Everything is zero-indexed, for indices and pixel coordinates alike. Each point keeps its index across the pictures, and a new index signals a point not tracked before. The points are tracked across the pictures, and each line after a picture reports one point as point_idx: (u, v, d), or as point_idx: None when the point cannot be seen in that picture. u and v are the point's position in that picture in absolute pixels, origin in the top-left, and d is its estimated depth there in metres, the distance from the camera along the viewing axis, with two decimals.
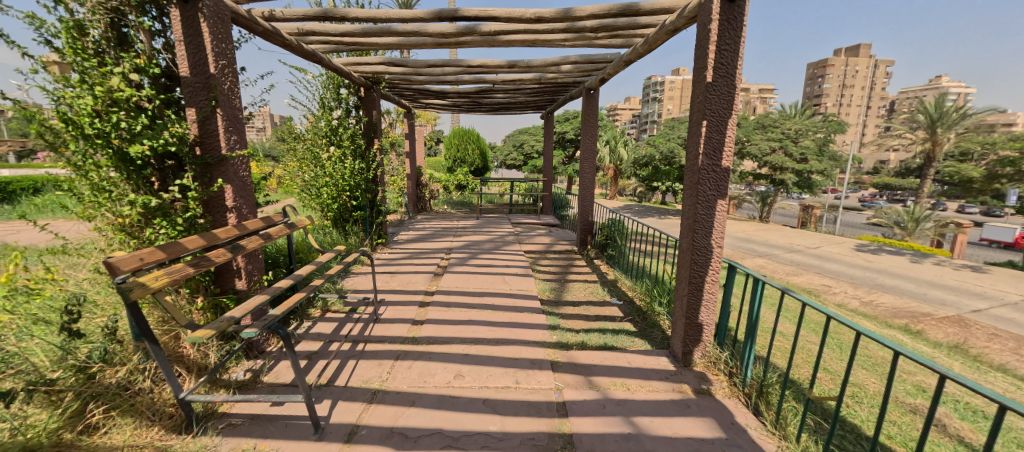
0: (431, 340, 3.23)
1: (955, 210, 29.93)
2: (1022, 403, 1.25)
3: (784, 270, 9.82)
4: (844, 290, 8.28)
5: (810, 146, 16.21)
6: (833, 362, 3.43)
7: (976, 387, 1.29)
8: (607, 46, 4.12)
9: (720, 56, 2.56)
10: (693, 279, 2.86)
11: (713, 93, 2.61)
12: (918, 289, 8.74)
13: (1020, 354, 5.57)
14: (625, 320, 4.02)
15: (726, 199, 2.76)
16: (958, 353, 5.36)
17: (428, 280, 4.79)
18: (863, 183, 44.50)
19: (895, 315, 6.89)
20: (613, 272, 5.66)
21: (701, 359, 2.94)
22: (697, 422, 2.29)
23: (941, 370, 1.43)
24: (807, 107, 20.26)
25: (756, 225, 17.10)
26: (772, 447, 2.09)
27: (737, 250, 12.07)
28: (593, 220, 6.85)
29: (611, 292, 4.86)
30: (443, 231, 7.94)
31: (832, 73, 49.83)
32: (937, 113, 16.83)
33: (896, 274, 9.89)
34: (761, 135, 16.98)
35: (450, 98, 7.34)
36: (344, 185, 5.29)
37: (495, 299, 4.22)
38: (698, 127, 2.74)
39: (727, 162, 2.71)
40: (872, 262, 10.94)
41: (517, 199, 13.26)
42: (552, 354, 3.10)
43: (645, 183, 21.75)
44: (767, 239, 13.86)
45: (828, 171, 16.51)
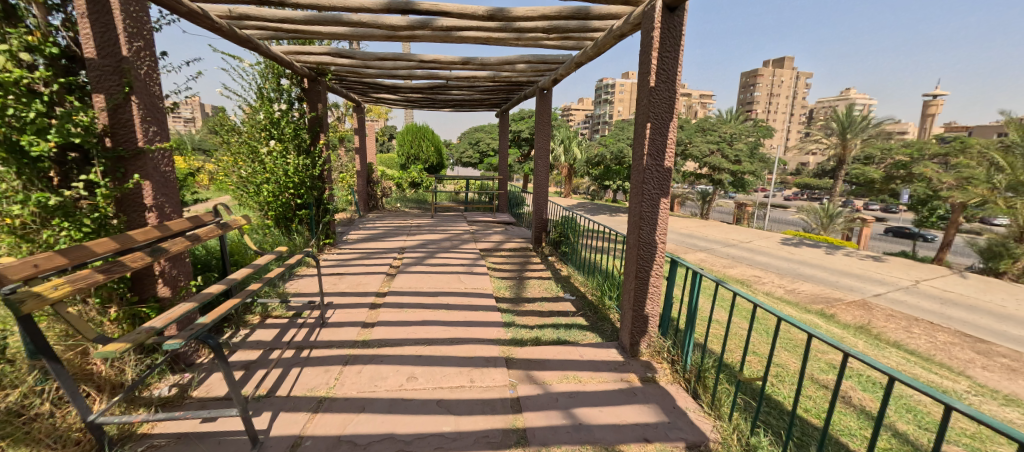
0: (382, 343, 3.12)
1: (861, 208, 33.98)
2: (907, 374, 1.45)
3: (721, 263, 10.58)
4: (771, 280, 9.12)
5: (743, 149, 17.58)
6: (760, 345, 3.78)
7: (873, 362, 1.49)
8: (559, 47, 4.19)
9: (661, 62, 2.71)
10: (640, 274, 3.01)
11: (656, 97, 2.75)
12: (831, 277, 9.84)
13: (911, 332, 6.44)
14: (577, 314, 4.15)
15: (669, 197, 2.93)
16: (862, 333, 6.11)
17: (380, 280, 4.63)
18: (787, 183, 49.17)
19: (813, 302, 7.70)
20: (566, 268, 5.81)
21: (647, 349, 3.10)
22: (643, 408, 2.41)
23: (845, 349, 1.63)
24: (740, 112, 21.97)
25: (697, 221, 18.30)
26: (708, 428, 2.26)
27: (680, 245, 12.86)
28: (546, 218, 6.96)
29: (564, 288, 4.99)
30: (396, 230, 7.69)
31: (761, 83, 54.54)
32: (847, 121, 18.80)
33: (814, 264, 11.05)
34: (701, 137, 18.15)
35: (403, 93, 7.12)
36: (286, 182, 4.97)
37: (450, 297, 4.19)
38: (642, 129, 2.87)
39: (669, 163, 2.87)
40: (794, 254, 12.14)
41: (473, 197, 13.15)
42: (507, 351, 3.13)
43: (597, 182, 22.49)
44: (707, 234, 14.87)
45: (759, 172, 18.01)
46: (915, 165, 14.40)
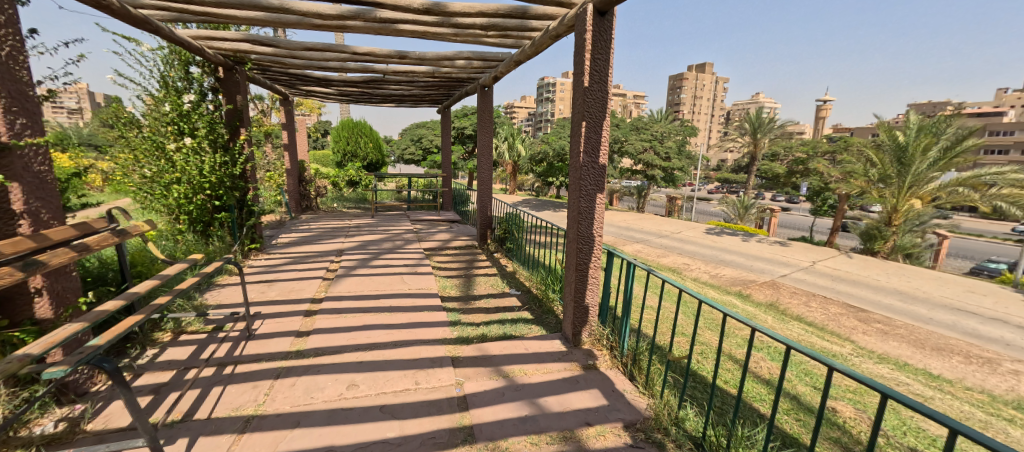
0: (319, 352, 2.94)
1: (770, 199, 38.31)
2: (800, 344, 1.70)
3: (656, 253, 11.36)
4: (698, 267, 9.99)
5: (672, 147, 18.95)
6: (686, 326, 4.14)
7: (775, 335, 1.71)
8: (498, 45, 4.21)
9: (594, 63, 2.83)
10: (580, 266, 3.13)
11: (590, 97, 2.87)
12: (747, 261, 11.02)
13: (809, 307, 7.42)
14: (523, 309, 4.24)
15: (604, 193, 3.09)
16: (772, 310, 6.92)
17: (315, 285, 4.35)
18: (710, 178, 53.96)
19: (733, 284, 8.55)
20: (511, 264, 5.87)
21: (588, 338, 3.25)
22: (585, 394, 2.54)
23: (754, 326, 1.84)
24: (669, 112, 23.66)
25: (634, 215, 19.45)
26: (643, 406, 2.42)
27: (619, 237, 13.59)
28: (491, 215, 6.98)
29: (510, 284, 5.06)
30: (332, 232, 7.26)
31: (686, 86, 59.19)
32: (757, 122, 21.00)
33: (733, 251, 12.28)
34: (635, 136, 19.26)
35: (336, 86, 6.72)
36: (200, 183, 4.46)
37: (393, 299, 4.06)
38: (578, 127, 2.99)
39: (604, 160, 3.03)
40: (717, 242, 13.39)
41: (416, 195, 12.80)
42: (453, 350, 3.10)
43: (541, 179, 22.97)
44: (642, 227, 15.85)
45: (686, 168, 19.50)
46: (810, 162, 16.54)
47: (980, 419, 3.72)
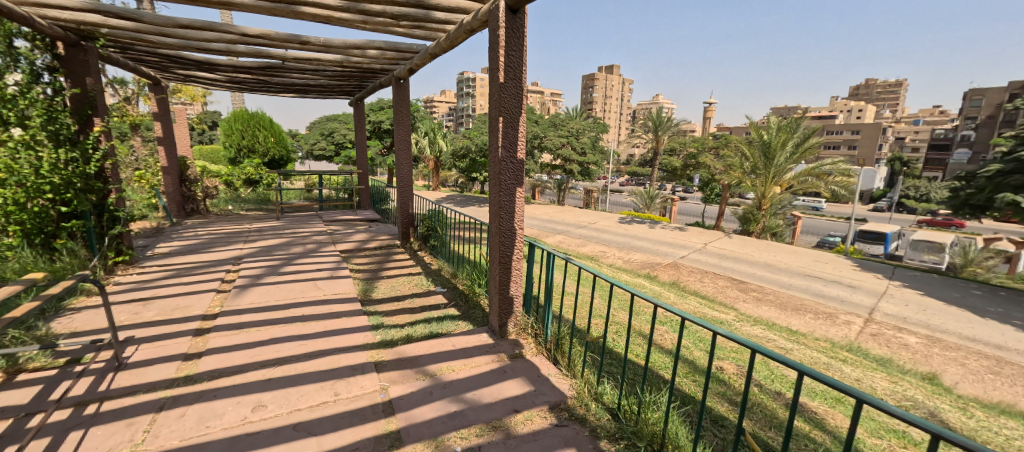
0: (216, 374, 2.59)
1: (671, 190, 42.82)
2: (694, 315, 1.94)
3: (576, 243, 12.00)
4: (613, 254, 10.81)
5: (587, 143, 20.13)
6: (602, 308, 4.47)
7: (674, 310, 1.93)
8: (410, 36, 4.06)
9: (508, 59, 2.88)
10: (503, 259, 3.19)
11: (505, 93, 2.92)
12: (653, 246, 12.22)
13: (703, 283, 8.50)
14: (449, 306, 4.19)
15: (523, 187, 3.17)
16: (674, 288, 7.79)
17: (207, 300, 3.80)
18: (620, 172, 58.45)
19: (642, 268, 9.42)
20: (436, 262, 5.75)
21: (513, 329, 3.34)
22: (512, 382, 2.61)
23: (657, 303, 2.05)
24: (583, 110, 25.07)
25: (554, 208, 20.31)
26: (566, 387, 2.57)
27: (542, 229, 14.11)
28: (412, 212, 6.75)
29: (435, 282, 4.96)
30: (226, 238, 6.37)
31: (597, 86, 63.19)
32: (658, 121, 23.25)
33: (642, 237, 13.52)
34: (553, 132, 20.06)
35: (223, 71, 5.89)
36: (37, 185, 3.59)
37: (305, 307, 3.73)
38: (495, 123, 3.02)
39: (522, 154, 3.10)
40: (628, 230, 14.61)
41: (329, 194, 11.83)
42: (375, 355, 2.96)
43: (464, 174, 22.79)
44: (563, 219, 16.62)
45: (600, 163, 20.85)
46: (701, 156, 18.84)
47: (825, 363, 4.62)
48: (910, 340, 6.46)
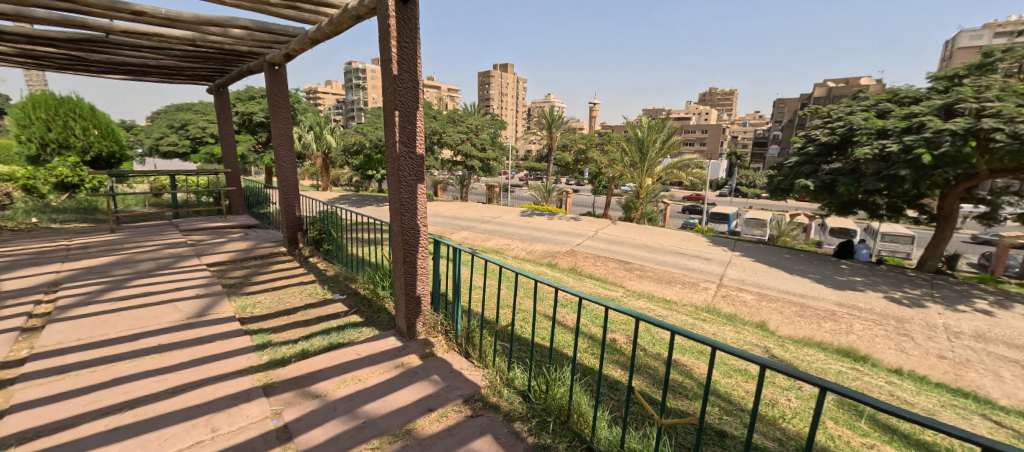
0: (32, 434, 2.01)
1: (565, 183, 45.94)
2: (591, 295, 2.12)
3: (481, 238, 12.14)
4: (517, 246, 11.24)
5: (486, 139, 20.40)
6: (509, 297, 4.65)
7: (574, 292, 2.08)
8: (285, 17, 3.64)
9: (401, 51, 2.77)
10: (407, 258, 3.10)
11: (400, 86, 2.81)
12: (553, 236, 13.02)
13: (597, 266, 9.37)
14: (350, 313, 3.91)
15: (424, 183, 3.11)
16: (573, 273, 8.45)
17: (8, 343, 2.89)
18: (519, 167, 60.68)
19: (544, 257, 9.99)
20: (332, 267, 5.28)
21: (423, 328, 3.27)
22: (425, 383, 2.57)
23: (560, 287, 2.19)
24: (481, 107, 25.35)
25: (458, 204, 20.20)
26: (479, 378, 2.63)
27: (446, 226, 13.92)
28: (300, 215, 6.08)
29: (332, 288, 4.57)
30: (34, 258, 4.91)
31: (493, 83, 64.39)
32: (551, 119, 24.69)
33: (543, 228, 14.31)
34: (453, 128, 19.82)
35: (12, 42, 4.49)
36: None
37: (162, 335, 3.10)
38: (391, 117, 2.89)
39: (421, 150, 3.03)
40: (529, 222, 15.30)
41: (189, 198, 9.92)
42: (264, 378, 2.62)
43: (359, 172, 21.21)
44: (467, 215, 16.63)
45: (500, 159, 21.33)
46: (589, 152, 20.60)
47: (693, 324, 5.51)
48: (749, 298, 8.07)
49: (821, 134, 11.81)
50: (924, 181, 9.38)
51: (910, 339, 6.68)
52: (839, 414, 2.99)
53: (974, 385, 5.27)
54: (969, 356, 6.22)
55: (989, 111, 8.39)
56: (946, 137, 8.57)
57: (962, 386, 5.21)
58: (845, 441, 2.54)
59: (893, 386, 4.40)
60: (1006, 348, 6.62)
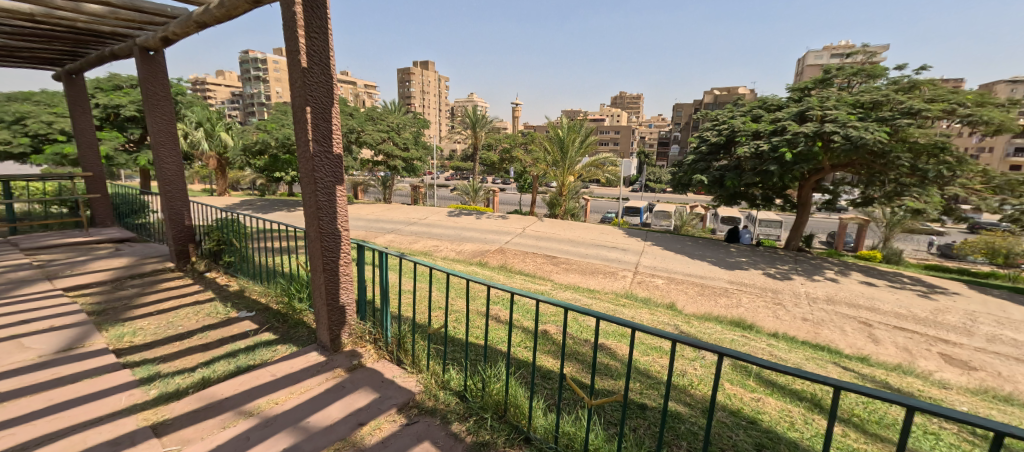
0: None
1: (492, 182, 46.25)
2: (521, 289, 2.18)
3: (407, 241, 11.71)
4: (445, 247, 11.08)
5: (409, 138, 19.70)
6: (441, 300, 4.57)
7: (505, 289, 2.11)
8: None
9: (310, 42, 2.57)
10: (327, 266, 2.89)
11: (310, 79, 2.60)
12: (482, 235, 13.07)
13: (526, 263, 9.62)
14: (261, 330, 3.53)
15: (344, 184, 2.92)
16: (503, 271, 8.58)
17: None
18: (444, 167, 59.57)
19: (473, 257, 9.99)
20: (237, 281, 4.70)
21: (349, 339, 3.08)
22: (354, 397, 2.42)
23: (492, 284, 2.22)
24: (402, 105, 24.43)
25: (381, 206, 19.23)
26: (413, 385, 2.56)
27: (369, 230, 13.18)
28: (191, 224, 5.29)
29: (238, 305, 4.07)
30: None
31: (413, 80, 62.40)
32: (475, 118, 24.70)
33: (471, 228, 14.27)
34: (372, 126, 18.74)
35: None
36: None
37: (3, 382, 2.49)
38: (301, 113, 2.66)
39: (338, 149, 2.83)
40: (457, 223, 15.15)
41: (34, 209, 8.05)
42: (157, 414, 2.26)
43: (263, 174, 19.08)
44: (391, 217, 15.90)
45: (424, 158, 20.76)
46: (514, 151, 21.03)
47: (614, 309, 5.96)
48: (660, 283, 8.95)
49: (711, 135, 13.50)
50: (788, 175, 11.27)
51: (784, 307, 7.98)
52: (734, 375, 3.47)
53: (827, 340, 6.48)
54: (824, 317, 7.62)
55: (829, 117, 10.41)
56: (801, 138, 10.42)
57: (820, 342, 6.38)
58: (739, 398, 2.96)
59: (773, 347, 5.22)
60: (848, 308, 8.25)
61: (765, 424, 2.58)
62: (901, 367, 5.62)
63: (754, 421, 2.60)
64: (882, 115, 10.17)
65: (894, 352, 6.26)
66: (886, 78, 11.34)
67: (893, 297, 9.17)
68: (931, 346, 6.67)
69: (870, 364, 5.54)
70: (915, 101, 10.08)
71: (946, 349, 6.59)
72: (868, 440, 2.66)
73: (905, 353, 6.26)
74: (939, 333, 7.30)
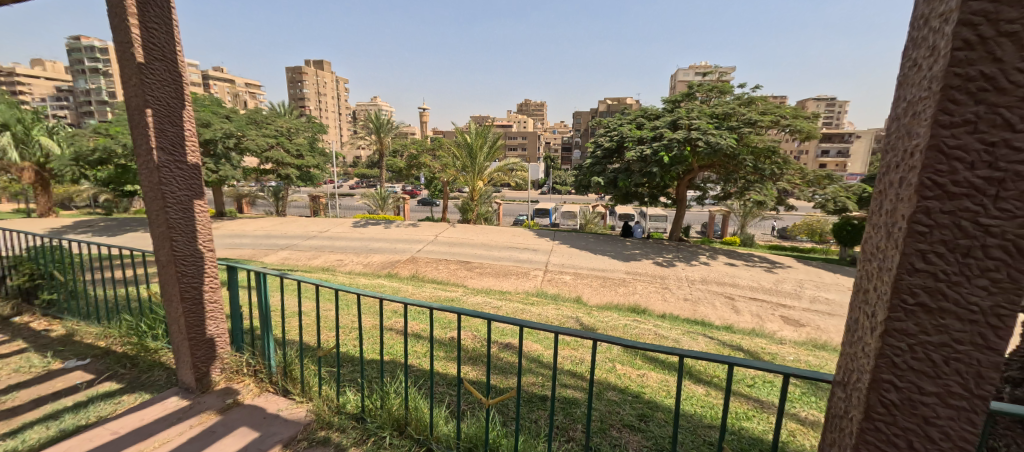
0: None
1: (401, 190, 44.35)
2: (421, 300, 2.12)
3: (305, 257, 10.60)
4: (351, 260, 10.32)
5: (303, 144, 17.85)
6: (341, 318, 4.23)
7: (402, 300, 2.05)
8: None
9: (147, 34, 2.18)
10: (186, 294, 2.46)
11: (149, 76, 2.20)
12: (391, 245, 12.47)
13: (440, 270, 9.45)
14: (100, 380, 2.87)
15: (204, 198, 2.53)
16: (415, 280, 8.31)
17: None
18: (347, 175, 55.41)
19: (383, 268, 9.49)
20: (62, 324, 3.74)
21: (220, 376, 2.68)
22: (228, 439, 2.12)
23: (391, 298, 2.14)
24: (293, 108, 22.21)
25: (272, 219, 17.11)
26: (302, 415, 2.34)
27: (257, 247, 11.63)
28: None
29: (64, 353, 3.25)
30: None
31: (307, 81, 57.12)
32: (378, 124, 23.53)
33: (379, 238, 13.51)
34: (256, 130, 16.57)
35: None
36: None
37: None
38: (139, 116, 2.24)
39: (192, 157, 2.45)
40: (364, 233, 14.22)
41: None
42: None
43: (109, 187, 15.60)
44: (286, 231, 14.27)
45: (322, 165, 19.02)
46: (421, 157, 20.50)
47: (525, 308, 6.19)
48: (567, 279, 9.54)
49: (603, 141, 14.86)
50: (667, 175, 12.94)
51: (669, 290, 9.13)
52: (624, 356, 3.86)
53: (702, 315, 7.60)
54: (699, 295, 8.93)
55: (694, 126, 12.26)
56: (674, 143, 12.09)
57: (697, 317, 7.45)
58: (627, 377, 3.31)
59: (661, 328, 5.93)
60: (717, 286, 9.77)
61: (647, 396, 2.93)
62: (754, 331, 6.87)
63: (637, 394, 2.93)
64: (731, 125, 12.34)
65: (749, 319, 7.60)
66: (732, 94, 13.75)
67: (747, 274, 11.11)
68: (774, 310, 8.25)
69: (732, 332, 6.65)
70: (753, 113, 12.50)
71: (784, 312, 8.22)
72: (724, 396, 3.19)
73: (757, 319, 7.65)
74: (780, 300, 9.07)
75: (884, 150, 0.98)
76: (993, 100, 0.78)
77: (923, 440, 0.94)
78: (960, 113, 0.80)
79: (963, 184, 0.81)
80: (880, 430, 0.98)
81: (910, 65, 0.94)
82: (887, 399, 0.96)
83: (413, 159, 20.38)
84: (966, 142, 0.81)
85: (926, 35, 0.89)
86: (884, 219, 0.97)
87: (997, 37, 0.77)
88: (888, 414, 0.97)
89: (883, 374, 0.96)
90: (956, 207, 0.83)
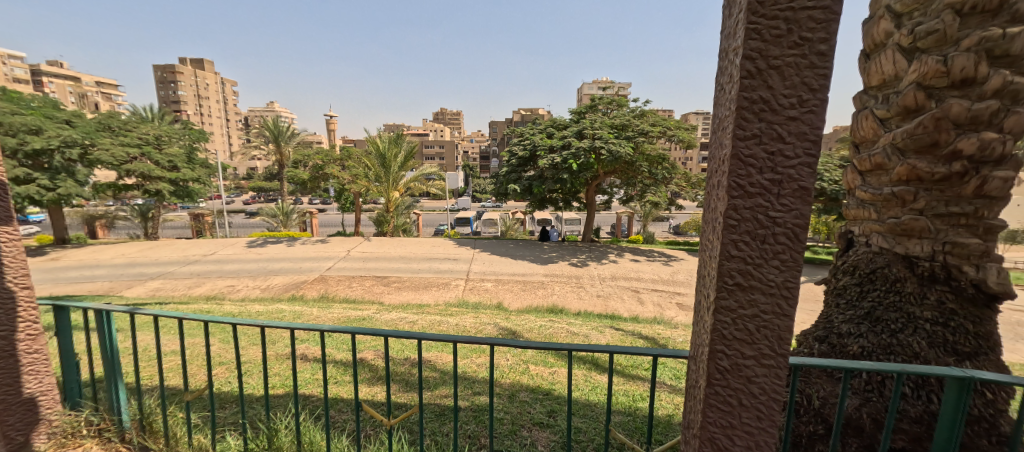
0: None
1: (307, 203, 40.58)
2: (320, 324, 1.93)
3: (184, 286, 9.04)
4: (245, 285, 9.09)
5: (177, 154, 15.23)
6: (224, 353, 3.71)
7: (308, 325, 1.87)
8: None
9: None
10: None
11: None
12: (296, 265, 11.29)
13: (354, 289, 8.80)
14: None
15: (15, 224, 2.02)
16: (325, 302, 7.63)
17: None
18: (240, 188, 48.84)
19: (285, 291, 8.55)
20: None
21: (48, 442, 2.15)
22: None
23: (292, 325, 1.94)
24: (165, 113, 19.03)
25: (138, 244, 14.31)
26: None
27: (119, 279, 9.62)
28: None
29: None
30: None
31: (182, 81, 49.40)
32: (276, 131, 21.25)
33: (280, 258, 12.14)
34: (110, 138, 13.73)
35: None
36: None
37: None
38: None
39: None
40: (261, 254, 12.67)
41: None
42: None
43: None
44: (158, 257, 12.05)
45: (204, 179, 16.52)
46: (327, 168, 18.97)
47: (443, 320, 6.06)
48: (488, 286, 9.61)
49: (517, 150, 15.32)
50: (576, 181, 13.80)
51: (582, 289, 9.72)
52: (538, 357, 4.00)
53: (611, 309, 8.22)
54: (609, 291, 9.65)
55: (597, 135, 13.33)
56: (581, 152, 13.02)
57: (608, 312, 8.05)
58: (539, 376, 3.43)
59: (577, 326, 6.28)
60: (624, 281, 10.70)
61: (556, 392, 3.08)
62: (656, 319, 7.67)
63: (547, 392, 3.06)
64: (628, 135, 13.73)
65: (651, 308, 8.46)
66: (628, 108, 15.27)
67: (649, 268, 12.36)
68: (671, 299, 9.30)
69: (638, 322, 7.33)
70: (645, 124, 14.03)
71: (679, 299, 9.31)
72: (624, 382, 3.48)
73: (658, 308, 8.54)
74: (675, 289, 10.24)
75: (707, 158, 1.17)
76: (770, 118, 0.99)
77: (747, 396, 1.14)
78: (750, 128, 1.00)
79: (757, 185, 1.02)
80: (719, 393, 1.16)
81: (719, 89, 1.13)
82: (721, 366, 1.14)
83: (318, 171, 18.75)
84: (756, 152, 1.00)
85: (727, 65, 1.09)
86: (711, 215, 1.15)
87: (768, 69, 0.98)
88: (723, 379, 1.15)
89: (717, 345, 1.13)
90: (754, 204, 1.02)
